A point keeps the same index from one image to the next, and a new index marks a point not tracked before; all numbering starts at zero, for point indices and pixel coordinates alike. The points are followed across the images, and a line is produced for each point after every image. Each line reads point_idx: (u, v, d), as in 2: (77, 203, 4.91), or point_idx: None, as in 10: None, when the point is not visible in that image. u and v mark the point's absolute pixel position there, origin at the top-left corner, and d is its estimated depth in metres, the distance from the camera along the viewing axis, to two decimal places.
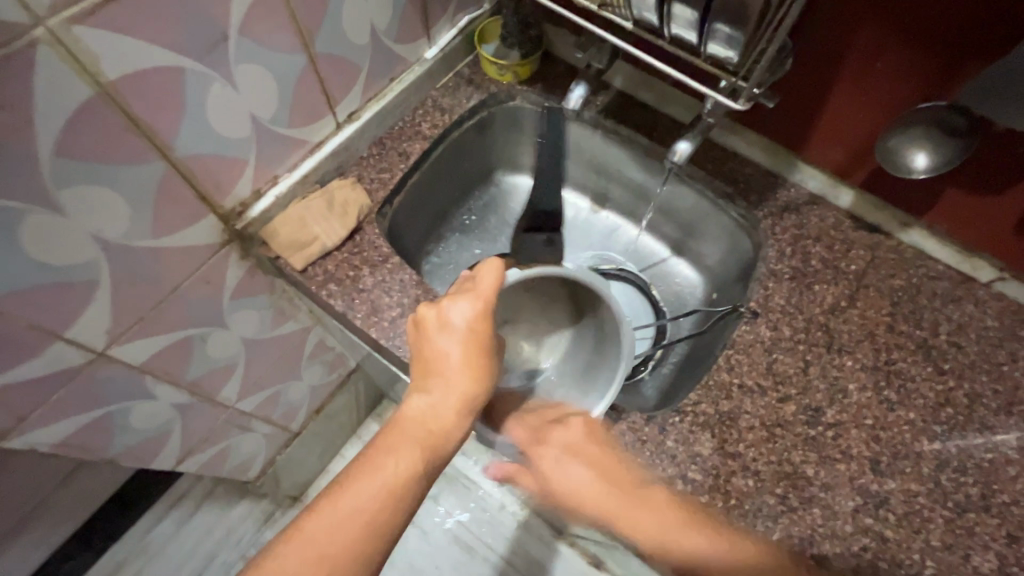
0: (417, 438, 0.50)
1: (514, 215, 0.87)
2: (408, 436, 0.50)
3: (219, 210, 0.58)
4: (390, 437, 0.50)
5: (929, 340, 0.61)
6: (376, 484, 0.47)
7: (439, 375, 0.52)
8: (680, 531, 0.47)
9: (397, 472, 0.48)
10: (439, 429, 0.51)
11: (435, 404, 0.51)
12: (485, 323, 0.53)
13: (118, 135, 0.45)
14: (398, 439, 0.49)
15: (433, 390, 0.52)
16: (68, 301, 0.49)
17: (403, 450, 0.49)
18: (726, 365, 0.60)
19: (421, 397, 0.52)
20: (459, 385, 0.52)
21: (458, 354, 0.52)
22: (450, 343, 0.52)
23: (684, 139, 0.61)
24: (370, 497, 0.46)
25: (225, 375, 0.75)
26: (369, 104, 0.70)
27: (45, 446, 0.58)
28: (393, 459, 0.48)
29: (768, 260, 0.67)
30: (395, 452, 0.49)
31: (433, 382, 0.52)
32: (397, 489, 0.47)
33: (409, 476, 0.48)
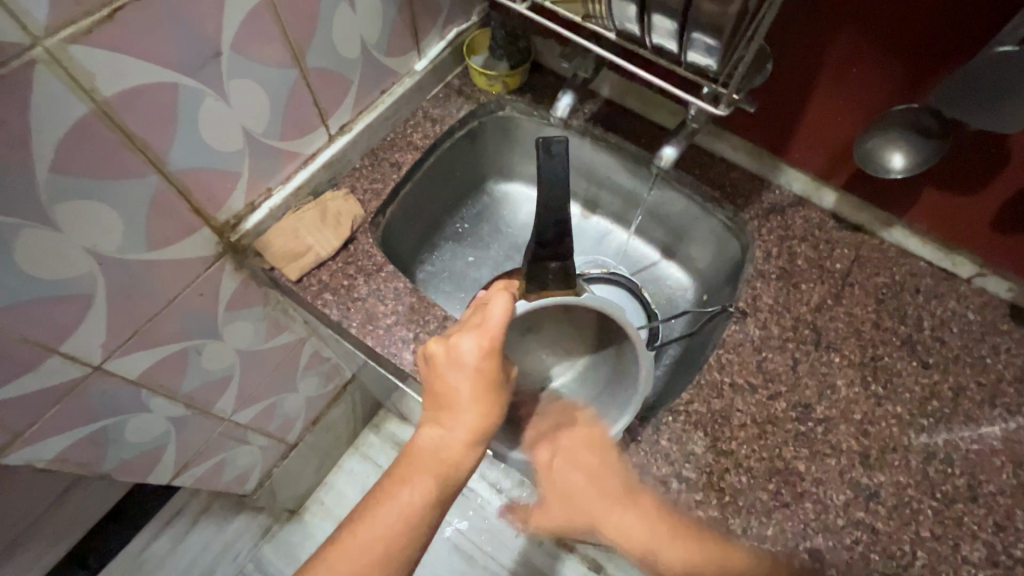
0: (429, 469, 0.51)
1: (506, 222, 0.89)
2: (421, 466, 0.51)
3: (213, 222, 0.59)
4: (405, 465, 0.52)
5: (913, 335, 0.63)
6: (393, 514, 0.50)
7: (449, 408, 0.52)
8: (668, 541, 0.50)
9: (411, 502, 0.50)
10: (451, 460, 0.52)
11: (445, 437, 0.52)
12: (494, 358, 0.52)
13: (113, 151, 0.46)
14: (413, 468, 0.51)
15: (443, 422, 0.52)
16: (65, 315, 0.50)
17: (416, 481, 0.51)
18: (717, 364, 0.62)
19: (434, 429, 0.52)
20: (470, 420, 0.52)
21: (465, 389, 0.52)
22: (458, 379, 0.52)
23: (669, 144, 0.62)
24: (392, 526, 0.49)
25: (221, 387, 0.76)
26: (360, 117, 0.71)
27: (40, 462, 0.58)
28: (409, 489, 0.51)
29: (755, 261, 0.68)
30: (409, 481, 0.51)
31: (443, 414, 0.52)
32: (414, 516, 0.50)
33: (423, 506, 0.50)
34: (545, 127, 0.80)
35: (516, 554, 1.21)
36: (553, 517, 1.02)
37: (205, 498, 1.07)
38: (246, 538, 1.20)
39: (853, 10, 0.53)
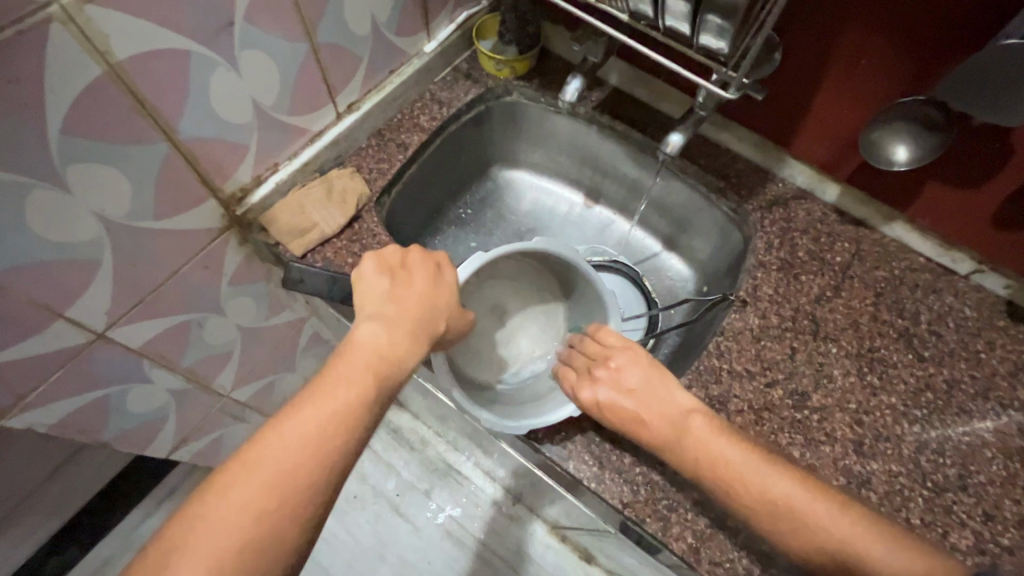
0: (367, 363, 0.48)
1: (509, 209, 0.90)
2: (358, 359, 0.48)
3: (220, 194, 0.59)
4: (335, 364, 0.48)
5: (910, 329, 0.64)
6: (326, 410, 0.44)
7: (398, 312, 0.52)
8: (752, 469, 0.46)
9: (351, 399, 0.45)
10: (394, 350, 0.50)
11: (388, 325, 0.51)
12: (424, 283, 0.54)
13: (124, 116, 0.46)
14: (351, 365, 0.47)
15: (385, 319, 0.51)
16: (71, 279, 0.50)
17: (354, 377, 0.47)
18: (716, 351, 0.62)
19: (369, 323, 0.51)
20: (422, 282, 0.54)
21: (425, 289, 0.54)
22: (412, 274, 0.55)
23: (676, 131, 0.62)
24: (324, 420, 0.44)
25: (221, 362, 0.76)
26: (369, 96, 0.71)
27: (42, 428, 0.58)
28: (340, 385, 0.46)
29: (756, 251, 0.69)
30: (344, 380, 0.46)
31: (391, 309, 0.52)
32: (349, 415, 0.45)
33: (359, 407, 0.45)
34: (551, 113, 0.81)
35: (508, 541, 1.22)
36: (546, 504, 1.03)
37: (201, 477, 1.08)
38: None
39: (861, 4, 0.54)
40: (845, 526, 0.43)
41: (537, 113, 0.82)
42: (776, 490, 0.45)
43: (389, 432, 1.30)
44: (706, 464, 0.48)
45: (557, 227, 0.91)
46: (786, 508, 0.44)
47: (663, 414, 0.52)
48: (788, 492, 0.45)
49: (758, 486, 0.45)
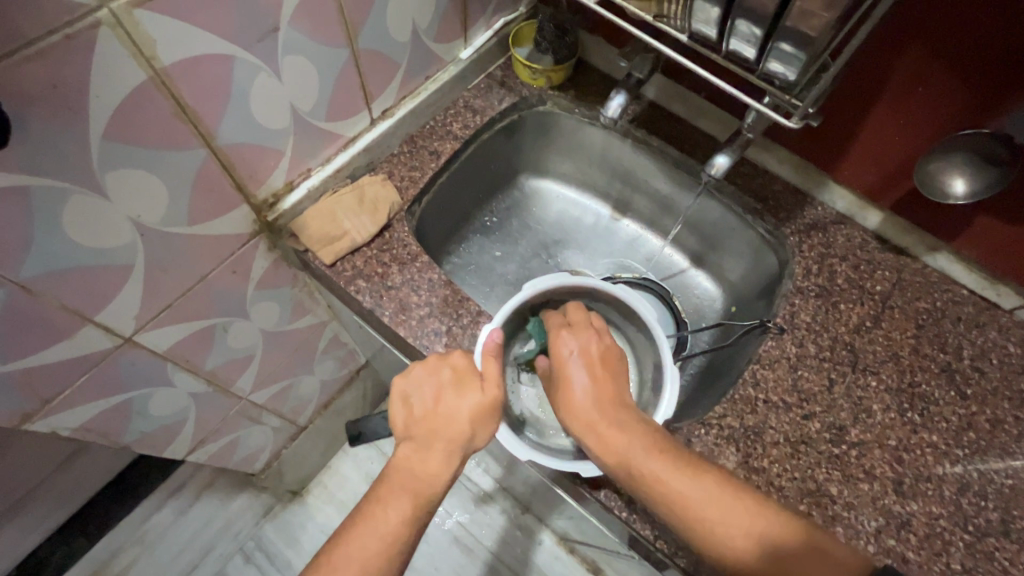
0: (404, 487, 0.49)
1: (536, 218, 0.91)
2: (398, 485, 0.49)
3: (253, 199, 0.58)
4: (378, 487, 0.49)
5: (952, 364, 0.62)
6: (370, 536, 0.46)
7: (429, 433, 0.52)
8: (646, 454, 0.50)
9: (389, 524, 0.47)
10: (430, 472, 0.50)
11: (421, 447, 0.51)
12: (467, 387, 0.54)
13: (166, 121, 0.45)
14: (391, 489, 0.49)
15: (419, 440, 0.52)
16: (103, 284, 0.49)
17: (392, 501, 0.48)
18: (752, 379, 0.60)
19: (406, 445, 0.52)
20: (455, 396, 0.53)
21: (460, 405, 0.53)
22: (445, 389, 0.53)
23: (723, 153, 0.60)
24: (366, 546, 0.45)
25: (242, 366, 0.75)
26: (403, 102, 0.70)
27: (65, 431, 0.58)
28: (387, 504, 0.48)
29: (794, 277, 0.67)
30: (387, 502, 0.48)
31: (422, 431, 0.52)
32: (393, 538, 0.46)
33: (400, 528, 0.47)
34: (585, 125, 0.80)
35: (515, 550, 1.21)
36: (558, 515, 1.03)
37: (212, 472, 1.07)
38: (249, 516, 1.21)
39: (924, 30, 0.52)
40: (713, 506, 0.45)
41: (572, 125, 0.81)
42: (727, 524, 0.45)
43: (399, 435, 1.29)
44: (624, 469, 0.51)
45: (584, 239, 0.91)
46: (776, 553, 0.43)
47: (664, 458, 0.49)
48: (752, 529, 0.44)
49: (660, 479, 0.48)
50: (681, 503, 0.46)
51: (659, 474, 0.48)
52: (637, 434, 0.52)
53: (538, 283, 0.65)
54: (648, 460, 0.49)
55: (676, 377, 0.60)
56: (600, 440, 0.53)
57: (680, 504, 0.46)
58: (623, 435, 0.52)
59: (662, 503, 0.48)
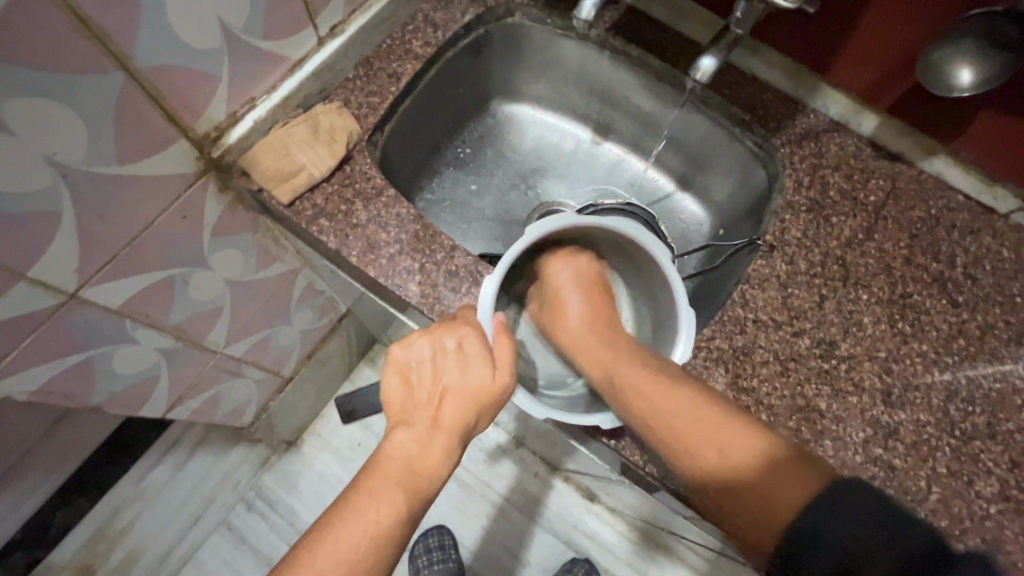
0: (397, 477, 0.45)
1: (511, 146, 0.86)
2: (390, 474, 0.45)
3: (192, 134, 0.52)
4: (367, 478, 0.45)
5: (945, 273, 0.60)
6: (356, 532, 0.41)
7: (432, 419, 0.49)
8: (642, 385, 0.51)
9: (379, 519, 0.42)
10: (429, 463, 0.46)
11: (421, 435, 0.48)
12: (472, 370, 0.51)
13: (65, 37, 0.38)
14: (382, 480, 0.44)
15: (416, 425, 0.48)
16: (29, 234, 0.44)
17: (384, 493, 0.44)
18: (740, 300, 0.58)
19: (401, 430, 0.48)
20: (462, 374, 0.51)
21: (462, 386, 0.50)
22: (449, 366, 0.51)
23: (708, 54, 0.54)
24: (354, 541, 0.41)
25: (212, 319, 0.71)
26: (354, 17, 0.63)
27: (22, 396, 0.54)
28: (376, 492, 0.44)
29: (784, 191, 0.64)
30: (375, 495, 0.43)
31: (422, 416, 0.49)
32: (381, 535, 0.42)
33: (391, 526, 0.42)
34: (559, 37, 0.74)
35: (512, 483, 1.25)
36: (551, 446, 1.04)
37: (202, 429, 1.07)
38: (247, 466, 1.22)
39: None
40: (694, 422, 0.46)
41: (546, 37, 0.74)
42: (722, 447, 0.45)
43: None
44: (623, 401, 0.52)
45: (564, 166, 0.87)
46: (757, 477, 0.42)
47: (661, 384, 0.50)
48: (746, 456, 0.44)
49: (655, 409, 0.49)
50: (674, 425, 0.47)
51: (655, 403, 0.49)
52: (635, 364, 0.54)
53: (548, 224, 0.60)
54: (642, 382, 0.51)
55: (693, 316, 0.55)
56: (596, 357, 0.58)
57: (673, 422, 0.47)
58: (625, 372, 0.53)
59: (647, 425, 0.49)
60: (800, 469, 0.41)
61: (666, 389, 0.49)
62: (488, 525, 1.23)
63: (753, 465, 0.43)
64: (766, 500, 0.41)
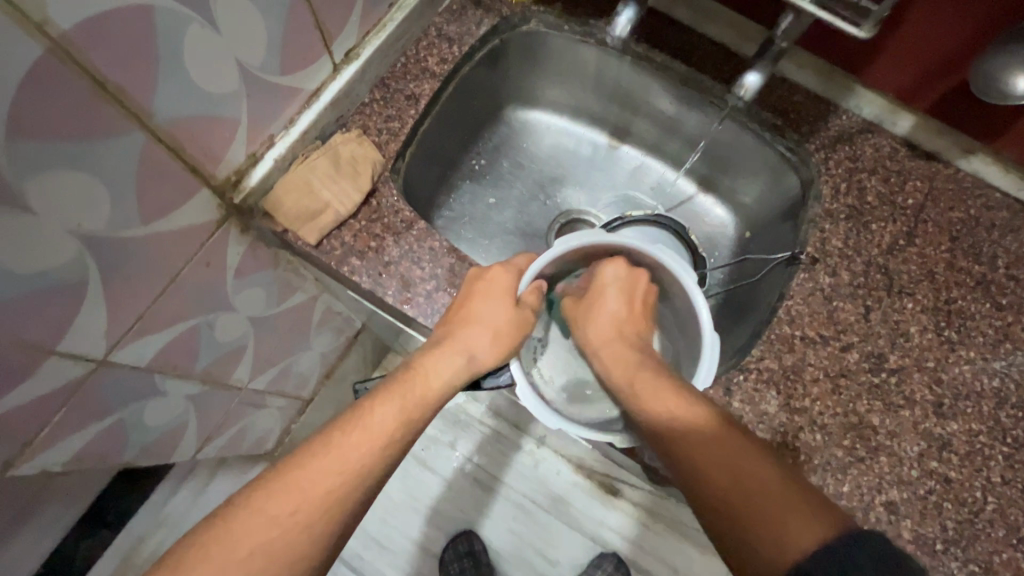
0: (376, 429, 0.45)
1: (527, 155, 0.83)
2: (366, 427, 0.45)
3: (213, 181, 0.50)
4: (342, 423, 0.45)
5: (988, 275, 0.59)
6: (322, 474, 0.42)
7: (419, 387, 0.49)
8: (660, 403, 0.49)
9: (345, 463, 0.43)
10: (407, 425, 0.47)
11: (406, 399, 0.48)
12: (468, 346, 0.52)
13: (85, 104, 0.35)
14: (358, 428, 0.45)
15: (403, 387, 0.49)
16: (57, 309, 0.41)
17: (354, 441, 0.44)
18: (787, 317, 0.57)
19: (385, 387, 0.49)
20: (477, 343, 0.52)
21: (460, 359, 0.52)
22: (451, 337, 0.52)
23: (752, 71, 0.58)
24: (319, 483, 0.42)
25: (237, 358, 0.69)
26: (368, 39, 0.59)
27: (56, 465, 0.52)
28: (365, 425, 0.45)
29: (821, 199, 0.62)
30: (350, 441, 0.44)
31: (411, 383, 0.50)
32: (347, 479, 0.43)
33: (357, 473, 0.43)
34: (577, 43, 0.70)
35: (537, 484, 1.25)
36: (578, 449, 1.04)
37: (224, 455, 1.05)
38: None
39: None
40: (711, 449, 0.45)
41: (562, 44, 0.71)
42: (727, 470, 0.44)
43: None
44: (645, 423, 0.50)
45: (582, 173, 0.84)
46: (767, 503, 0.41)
47: (682, 407, 0.48)
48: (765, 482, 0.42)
49: (672, 428, 0.47)
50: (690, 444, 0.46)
51: (674, 425, 0.47)
52: (653, 385, 0.51)
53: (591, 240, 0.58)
54: (656, 401, 0.49)
55: (717, 347, 0.53)
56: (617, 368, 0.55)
57: (687, 442, 0.46)
58: (644, 387, 0.51)
59: (665, 443, 0.48)
60: (809, 517, 0.39)
61: (684, 412, 0.48)
62: (515, 526, 1.24)
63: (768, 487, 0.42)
64: (778, 522, 0.40)
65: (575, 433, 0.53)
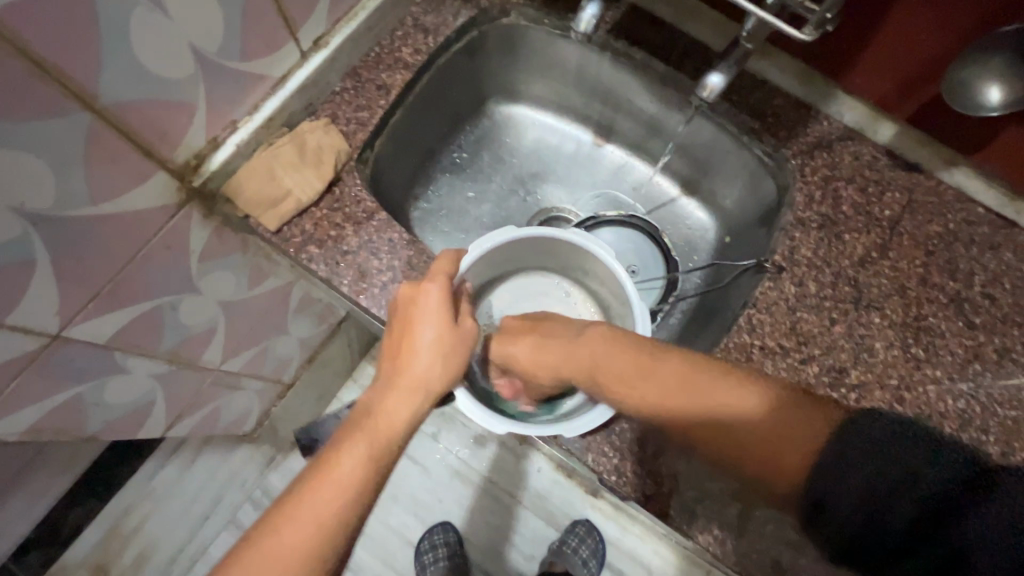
0: (347, 468, 0.45)
1: (508, 150, 0.83)
2: (335, 466, 0.45)
3: (170, 164, 0.50)
4: (314, 468, 0.45)
5: (962, 292, 0.57)
6: (306, 521, 0.42)
7: (384, 415, 0.49)
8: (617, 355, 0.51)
9: (324, 508, 0.43)
10: (378, 453, 0.47)
11: (370, 432, 0.48)
12: (419, 362, 0.52)
13: (22, 84, 0.36)
14: (329, 466, 0.45)
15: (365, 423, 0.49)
16: (3, 284, 0.42)
17: (326, 483, 0.44)
18: (748, 326, 0.56)
19: (352, 426, 0.49)
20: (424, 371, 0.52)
21: (416, 372, 0.52)
22: (403, 359, 0.52)
23: (717, 71, 0.57)
24: (304, 531, 0.42)
25: (205, 340, 0.70)
26: (339, 27, 0.59)
27: (12, 435, 0.54)
28: (333, 470, 0.45)
29: (794, 207, 0.61)
30: (322, 483, 0.44)
31: (370, 416, 0.49)
32: (329, 521, 0.43)
33: (337, 511, 0.43)
34: (557, 38, 0.69)
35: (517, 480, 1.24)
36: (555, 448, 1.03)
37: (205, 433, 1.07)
38: (253, 467, 1.23)
39: None
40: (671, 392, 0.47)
41: (542, 40, 0.71)
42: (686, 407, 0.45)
43: None
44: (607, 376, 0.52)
45: (564, 170, 0.84)
46: (748, 433, 0.42)
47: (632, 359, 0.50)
48: (745, 422, 0.43)
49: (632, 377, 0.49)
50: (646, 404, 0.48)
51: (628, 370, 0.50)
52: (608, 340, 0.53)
53: (508, 233, 0.62)
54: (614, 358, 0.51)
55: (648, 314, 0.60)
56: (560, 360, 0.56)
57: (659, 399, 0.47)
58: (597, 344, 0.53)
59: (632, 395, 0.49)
60: (813, 416, 0.40)
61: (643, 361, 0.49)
62: (494, 521, 1.24)
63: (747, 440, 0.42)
64: (771, 454, 0.40)
65: (553, 430, 0.54)
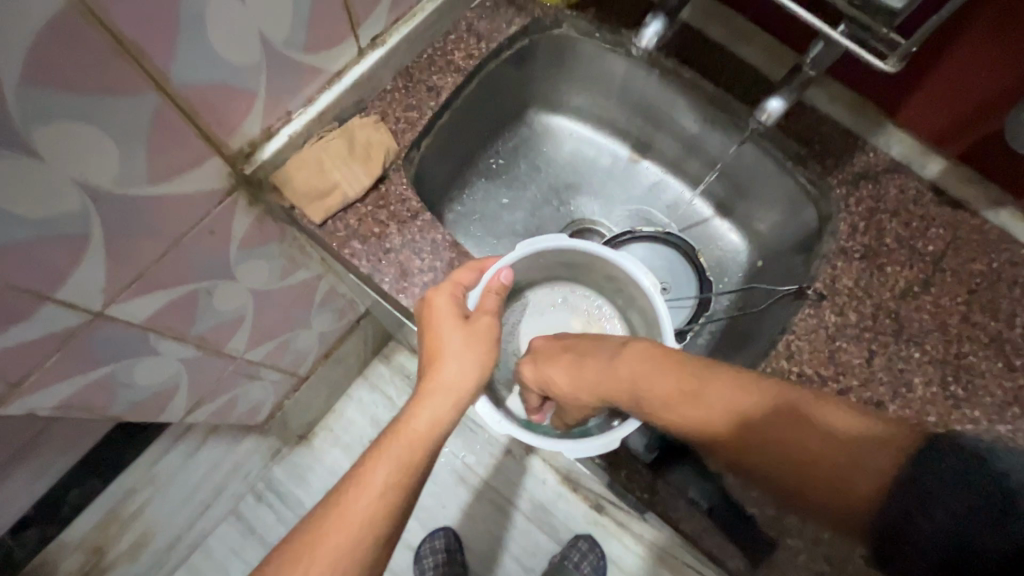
0: (337, 534, 0.45)
1: (546, 160, 0.83)
2: (325, 531, 0.45)
3: (225, 150, 0.50)
4: (308, 530, 0.46)
5: (1003, 333, 0.57)
6: None
7: (380, 471, 0.48)
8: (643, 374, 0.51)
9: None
10: (368, 518, 0.46)
11: (362, 489, 0.47)
12: (430, 407, 0.52)
13: (102, 60, 0.36)
14: (319, 531, 0.46)
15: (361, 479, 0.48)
16: (55, 257, 0.42)
17: (315, 554, 0.45)
18: (786, 351, 0.56)
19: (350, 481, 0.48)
20: (424, 448, 0.50)
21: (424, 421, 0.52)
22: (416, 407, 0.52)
23: (777, 96, 0.58)
24: None
25: (234, 327, 0.70)
26: (396, 26, 0.60)
27: (42, 410, 0.53)
28: (321, 540, 0.45)
29: (837, 235, 0.61)
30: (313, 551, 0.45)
31: (366, 471, 0.48)
32: None
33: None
34: (607, 52, 0.70)
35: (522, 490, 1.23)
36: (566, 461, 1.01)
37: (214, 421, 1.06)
38: (258, 458, 1.21)
39: None
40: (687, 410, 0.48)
41: (592, 53, 0.71)
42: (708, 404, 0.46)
43: (402, 377, 1.30)
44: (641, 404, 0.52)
45: (598, 183, 0.84)
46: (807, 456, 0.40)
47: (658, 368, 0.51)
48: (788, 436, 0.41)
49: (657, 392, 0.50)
50: (697, 418, 0.47)
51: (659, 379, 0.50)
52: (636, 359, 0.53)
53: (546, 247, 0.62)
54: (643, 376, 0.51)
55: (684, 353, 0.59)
56: (590, 369, 0.56)
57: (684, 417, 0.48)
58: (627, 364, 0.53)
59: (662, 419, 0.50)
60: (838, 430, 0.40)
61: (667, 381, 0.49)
62: (496, 531, 1.22)
63: (814, 447, 0.40)
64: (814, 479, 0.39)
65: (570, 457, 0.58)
